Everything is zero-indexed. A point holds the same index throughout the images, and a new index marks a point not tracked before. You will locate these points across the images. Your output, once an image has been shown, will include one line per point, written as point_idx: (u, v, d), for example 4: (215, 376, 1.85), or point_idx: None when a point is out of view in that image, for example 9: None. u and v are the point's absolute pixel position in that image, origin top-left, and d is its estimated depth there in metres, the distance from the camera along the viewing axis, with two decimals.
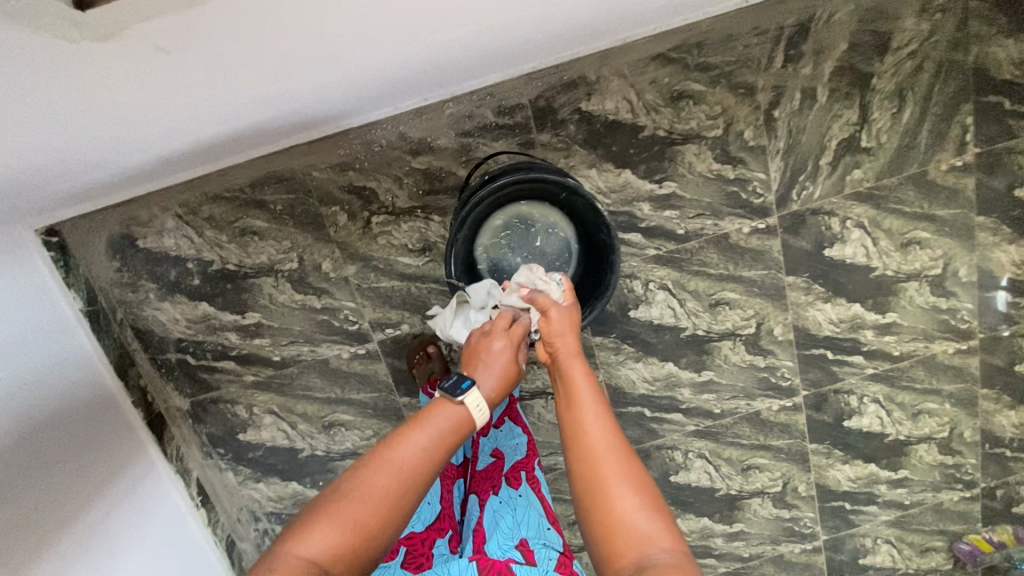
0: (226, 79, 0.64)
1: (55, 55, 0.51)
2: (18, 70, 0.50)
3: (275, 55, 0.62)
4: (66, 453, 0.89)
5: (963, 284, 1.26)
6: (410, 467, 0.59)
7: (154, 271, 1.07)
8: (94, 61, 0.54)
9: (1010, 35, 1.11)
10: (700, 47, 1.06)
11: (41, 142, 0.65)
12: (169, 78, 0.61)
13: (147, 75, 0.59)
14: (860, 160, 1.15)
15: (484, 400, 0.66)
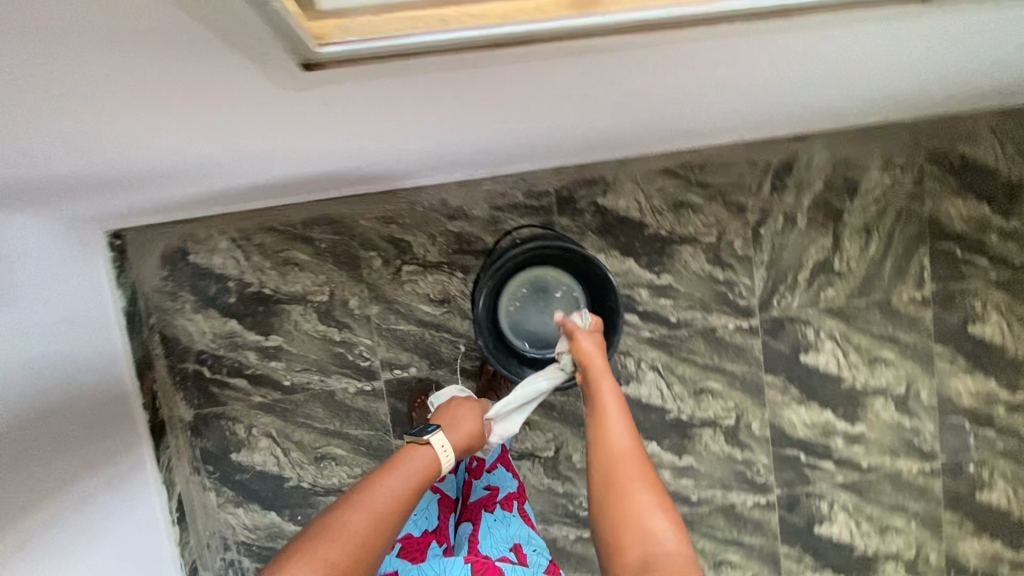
0: (328, 136, 0.78)
1: (212, 104, 0.65)
2: (185, 107, 0.64)
3: (373, 125, 0.78)
4: (79, 449, 0.92)
5: (924, 406, 1.38)
6: (384, 507, 0.67)
7: (196, 285, 1.17)
8: (237, 111, 0.68)
9: (958, 197, 1.33)
10: (702, 168, 1.26)
11: (163, 162, 0.78)
12: (287, 131, 0.75)
13: (272, 126, 0.73)
14: (833, 280, 1.32)
15: (453, 448, 0.79)
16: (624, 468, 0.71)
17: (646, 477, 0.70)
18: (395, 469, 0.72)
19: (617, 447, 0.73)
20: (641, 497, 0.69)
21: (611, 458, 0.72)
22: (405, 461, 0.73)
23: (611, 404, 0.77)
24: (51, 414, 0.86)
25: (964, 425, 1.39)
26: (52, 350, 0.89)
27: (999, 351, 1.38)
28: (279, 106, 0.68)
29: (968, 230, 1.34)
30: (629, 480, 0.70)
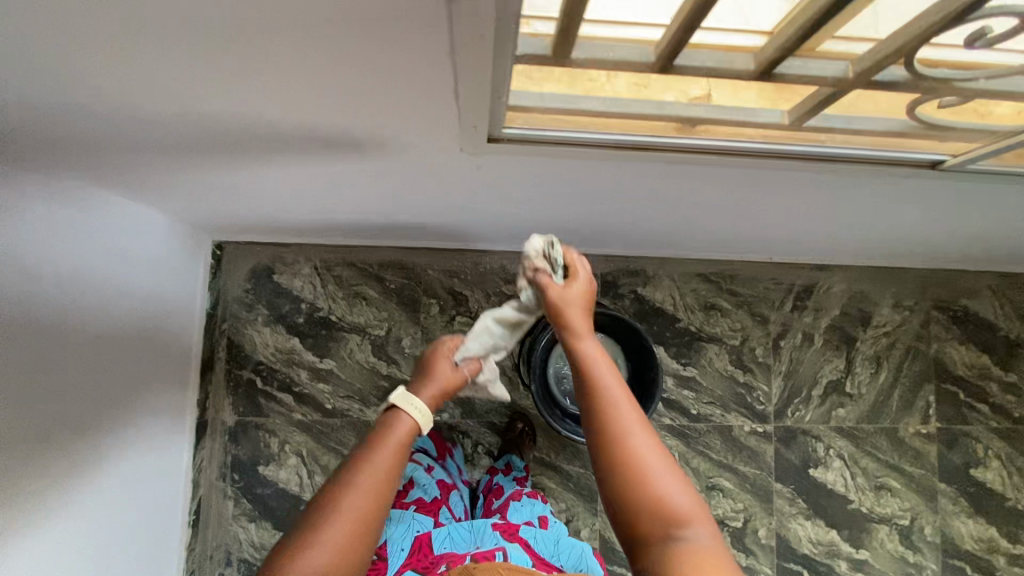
0: (441, 200, 0.94)
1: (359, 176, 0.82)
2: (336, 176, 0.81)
3: (480, 200, 0.93)
4: (123, 422, 1.00)
5: (928, 543, 1.40)
6: (384, 470, 0.65)
7: (272, 301, 1.29)
8: (376, 180, 0.85)
9: (961, 343, 1.46)
10: (733, 278, 1.41)
11: (302, 197, 0.94)
12: (410, 192, 0.91)
13: (399, 189, 0.88)
14: (844, 401, 1.41)
15: (421, 404, 0.73)
16: (632, 440, 0.62)
17: (654, 442, 0.63)
18: (375, 453, 0.66)
19: (620, 419, 0.63)
20: (655, 468, 0.60)
21: (618, 431, 0.62)
22: (384, 441, 0.68)
23: (606, 369, 0.67)
24: (105, 381, 0.94)
25: (966, 570, 1.40)
26: (130, 323, 1.00)
27: (1001, 500, 1.43)
28: (409, 182, 0.84)
29: (970, 375, 1.46)
30: (639, 452, 0.61)
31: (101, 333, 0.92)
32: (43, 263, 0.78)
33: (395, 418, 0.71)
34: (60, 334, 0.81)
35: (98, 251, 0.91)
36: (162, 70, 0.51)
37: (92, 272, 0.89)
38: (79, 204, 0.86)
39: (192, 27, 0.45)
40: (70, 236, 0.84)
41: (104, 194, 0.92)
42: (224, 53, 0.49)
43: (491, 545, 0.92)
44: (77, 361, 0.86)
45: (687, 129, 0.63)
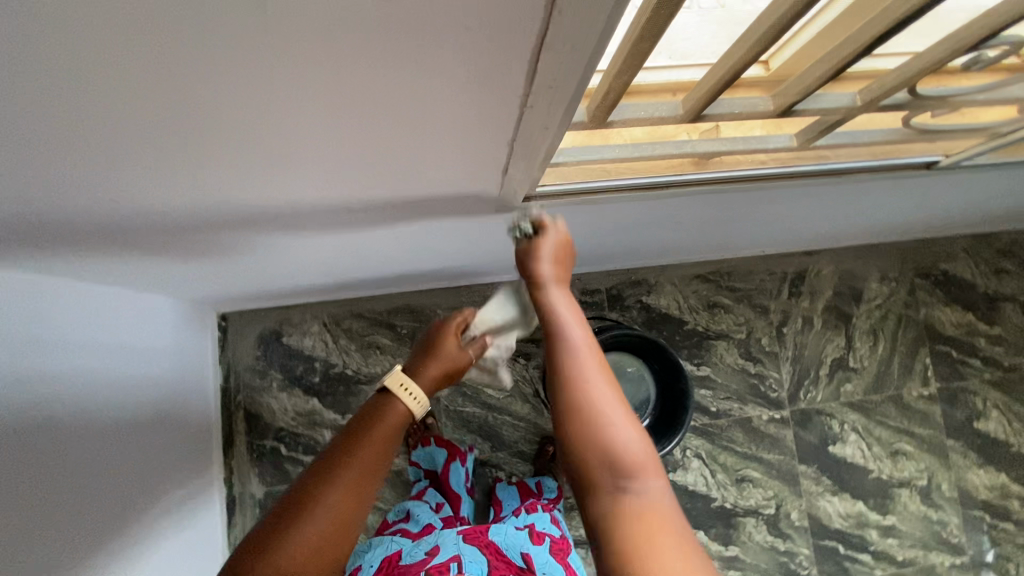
0: (456, 248, 0.96)
1: (378, 243, 0.82)
2: (356, 247, 0.82)
3: (494, 242, 0.95)
4: (162, 516, 0.97)
5: (947, 498, 1.47)
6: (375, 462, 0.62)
7: (285, 365, 1.28)
8: (394, 243, 0.86)
9: (946, 305, 1.54)
10: (730, 275, 1.46)
11: (318, 265, 0.94)
12: (426, 245, 0.92)
13: (415, 245, 0.89)
14: (850, 376, 1.48)
15: (421, 392, 0.70)
16: (587, 385, 0.55)
17: (611, 388, 0.55)
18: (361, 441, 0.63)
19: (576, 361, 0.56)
20: (610, 416, 0.53)
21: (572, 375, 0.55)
22: (368, 427, 0.64)
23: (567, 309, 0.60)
24: (140, 482, 0.91)
25: (986, 519, 1.48)
26: (151, 414, 0.98)
27: (1005, 446, 1.51)
28: (427, 240, 0.85)
29: (960, 334, 1.54)
30: (591, 399, 0.54)
31: (124, 431, 0.89)
32: (65, 375, 0.77)
33: (388, 404, 0.68)
34: (88, 442, 0.79)
35: (110, 351, 0.89)
36: (215, 192, 0.51)
37: (107, 374, 0.87)
38: (87, 306, 0.85)
39: (259, 157, 0.46)
40: (81, 339, 0.82)
41: (109, 292, 0.91)
42: (281, 174, 0.50)
43: (447, 553, 0.86)
44: (109, 464, 0.84)
45: (703, 162, 0.65)
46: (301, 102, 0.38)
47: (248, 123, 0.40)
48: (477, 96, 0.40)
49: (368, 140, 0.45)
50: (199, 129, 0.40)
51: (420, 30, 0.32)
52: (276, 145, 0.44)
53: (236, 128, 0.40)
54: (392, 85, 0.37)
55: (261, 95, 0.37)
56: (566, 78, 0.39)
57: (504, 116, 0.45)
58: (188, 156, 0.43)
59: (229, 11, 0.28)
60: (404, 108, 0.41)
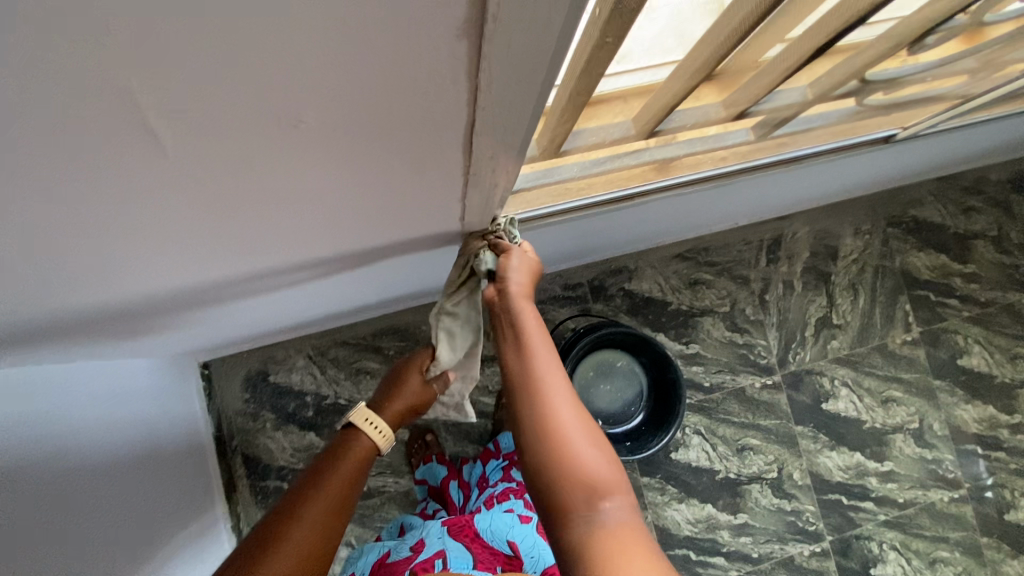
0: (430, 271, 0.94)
1: (349, 283, 0.81)
2: (327, 289, 0.81)
3: None
4: None
5: (939, 437, 1.52)
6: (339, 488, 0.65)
7: (276, 403, 1.26)
8: (365, 281, 0.84)
9: (920, 250, 1.57)
10: (707, 250, 1.47)
11: (292, 309, 0.92)
12: (398, 275, 0.90)
13: (387, 277, 0.87)
14: (835, 333, 1.50)
15: (384, 425, 0.74)
16: (558, 408, 0.59)
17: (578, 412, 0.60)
18: (328, 477, 0.66)
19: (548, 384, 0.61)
20: (578, 436, 0.57)
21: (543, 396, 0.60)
22: (334, 462, 0.68)
23: (536, 329, 0.64)
24: (147, 547, 0.91)
25: (979, 451, 1.53)
26: (147, 477, 0.97)
27: (989, 378, 1.56)
28: (399, 271, 0.84)
29: (936, 277, 1.57)
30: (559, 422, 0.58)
31: (123, 504, 0.89)
32: (53, 461, 0.75)
33: (353, 441, 0.72)
34: (87, 524, 0.79)
35: (96, 426, 0.88)
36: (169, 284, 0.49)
37: (94, 449, 0.86)
38: (63, 386, 0.83)
39: (205, 258, 0.43)
40: (64, 420, 0.81)
41: (82, 366, 0.89)
42: (231, 264, 0.47)
43: (433, 547, 0.88)
44: (113, 539, 0.84)
45: (664, 168, 0.65)
46: (233, 215, 0.36)
47: (182, 239, 0.38)
48: (416, 176, 0.38)
49: (316, 226, 0.43)
50: (131, 252, 0.37)
51: (338, 139, 0.30)
52: (218, 248, 0.42)
53: (169, 244, 0.38)
54: (322, 184, 0.35)
55: (186, 218, 0.34)
56: (506, 142, 0.37)
57: (449, 185, 0.42)
58: (129, 270, 0.41)
59: (129, 170, 0.26)
60: (344, 199, 0.39)
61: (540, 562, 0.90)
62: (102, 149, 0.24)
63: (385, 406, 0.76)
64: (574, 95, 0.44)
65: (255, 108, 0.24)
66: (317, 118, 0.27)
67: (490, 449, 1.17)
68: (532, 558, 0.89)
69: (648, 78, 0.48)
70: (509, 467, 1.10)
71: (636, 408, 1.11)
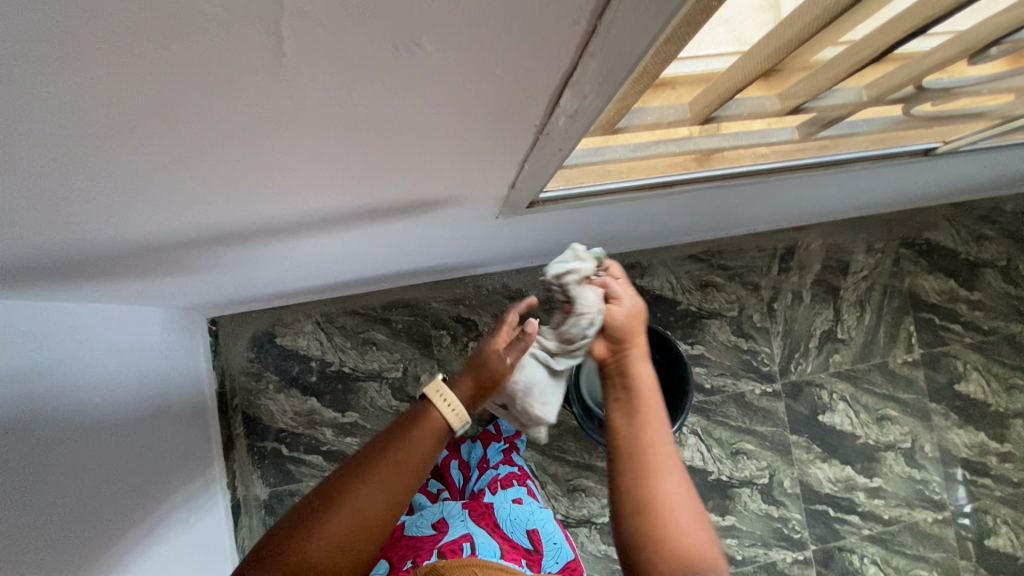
0: (451, 247, 0.94)
1: (373, 247, 0.80)
2: (352, 253, 0.81)
3: (490, 240, 0.93)
4: (162, 527, 0.95)
5: (929, 458, 1.54)
6: (403, 473, 0.64)
7: (280, 365, 1.26)
8: (389, 246, 0.83)
9: (929, 274, 1.58)
10: (721, 254, 1.47)
11: (310, 269, 0.92)
12: (421, 246, 0.90)
13: (410, 246, 0.87)
14: (838, 347, 1.51)
15: (458, 401, 0.69)
16: (673, 479, 0.65)
17: (676, 463, 0.67)
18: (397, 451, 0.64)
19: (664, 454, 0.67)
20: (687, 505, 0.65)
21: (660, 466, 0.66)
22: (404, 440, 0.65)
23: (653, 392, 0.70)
24: (146, 492, 0.92)
25: (966, 476, 1.55)
26: (148, 424, 0.97)
27: (983, 406, 1.58)
28: (423, 241, 0.83)
29: (942, 301, 1.58)
30: (667, 496, 0.64)
31: (125, 451, 0.89)
32: (59, 397, 0.75)
33: (427, 414, 0.68)
34: (92, 464, 0.79)
35: (104, 366, 0.87)
36: (210, 221, 0.49)
37: (98, 389, 0.85)
38: (73, 323, 0.82)
39: (257, 189, 0.44)
40: (70, 359, 0.80)
41: (93, 307, 0.88)
42: (278, 201, 0.47)
43: (459, 531, 0.89)
44: (116, 483, 0.84)
45: (705, 159, 0.65)
46: (308, 142, 0.36)
47: (252, 161, 0.38)
48: (493, 118, 0.39)
49: (381, 165, 0.44)
50: (195, 171, 0.37)
51: (442, 71, 0.30)
52: (280, 177, 0.42)
53: (237, 167, 0.38)
54: (405, 117, 0.36)
55: (268, 139, 0.35)
56: (585, 99, 0.37)
57: (517, 130, 0.42)
58: (184, 194, 0.41)
59: (240, 74, 0.26)
60: (416, 137, 0.39)
61: (559, 550, 0.95)
62: (227, 49, 0.24)
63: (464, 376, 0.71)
64: (641, 76, 0.43)
65: (385, 24, 0.25)
66: (434, 46, 0.27)
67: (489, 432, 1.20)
68: (552, 546, 0.95)
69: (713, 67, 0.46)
70: (510, 451, 1.15)
71: None
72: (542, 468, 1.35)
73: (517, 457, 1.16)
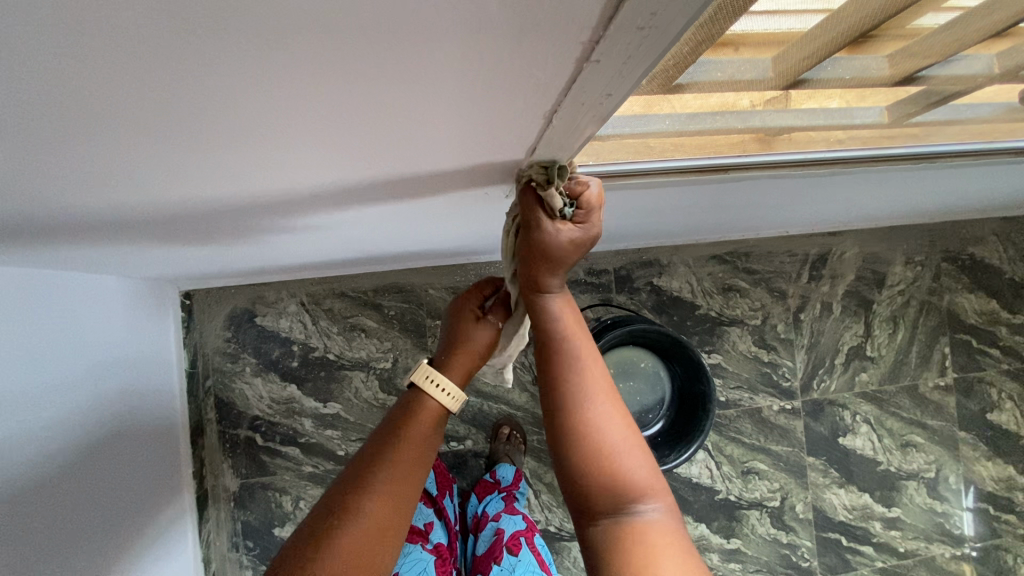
0: (451, 232, 0.82)
1: (357, 230, 0.69)
2: (332, 236, 0.70)
3: (495, 226, 0.81)
4: (116, 520, 0.85)
5: (953, 490, 1.43)
6: (404, 463, 0.54)
7: (258, 347, 1.16)
8: (375, 230, 0.71)
9: (971, 292, 1.45)
10: (747, 256, 1.35)
11: (290, 250, 0.80)
12: (413, 232, 0.78)
13: (400, 231, 0.76)
14: (866, 365, 1.39)
15: (453, 385, 0.60)
16: (626, 460, 0.52)
17: (627, 437, 0.53)
18: (392, 456, 0.54)
19: (610, 441, 0.52)
20: (643, 480, 0.52)
21: (605, 455, 0.52)
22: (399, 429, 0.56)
23: (595, 362, 0.55)
24: (97, 484, 0.82)
25: (990, 511, 1.44)
26: (106, 405, 0.86)
27: (1014, 438, 1.47)
28: (418, 226, 0.71)
29: (982, 323, 1.46)
30: (617, 477, 0.51)
31: (77, 437, 0.78)
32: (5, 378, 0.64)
33: (417, 405, 0.58)
34: (35, 453, 0.69)
35: (61, 339, 0.77)
36: (137, 180, 0.38)
37: (54, 365, 0.75)
38: (31, 296, 0.71)
39: (186, 141, 0.32)
40: (22, 340, 0.68)
41: (53, 275, 0.77)
42: (223, 156, 0.35)
43: None
44: (66, 472, 0.74)
45: (768, 140, 0.53)
46: (221, 63, 0.23)
47: (127, 84, 0.23)
48: (515, 43, 0.24)
49: (342, 110, 0.30)
50: (57, 102, 0.24)
51: None
52: (187, 115, 0.28)
53: (106, 94, 0.24)
54: (370, 18, 0.21)
55: (129, 40, 0.20)
56: (670, 22, 0.24)
57: (548, 74, 0.28)
58: (77, 144, 0.29)
59: None
60: (390, 64, 0.25)
61: None
62: None
63: (450, 358, 0.61)
64: None
65: None
66: None
67: (488, 481, 1.15)
68: None
69: (796, 25, 0.38)
70: (511, 500, 1.09)
71: (654, 416, 1.03)
72: (536, 476, 1.24)
73: (517, 504, 1.10)
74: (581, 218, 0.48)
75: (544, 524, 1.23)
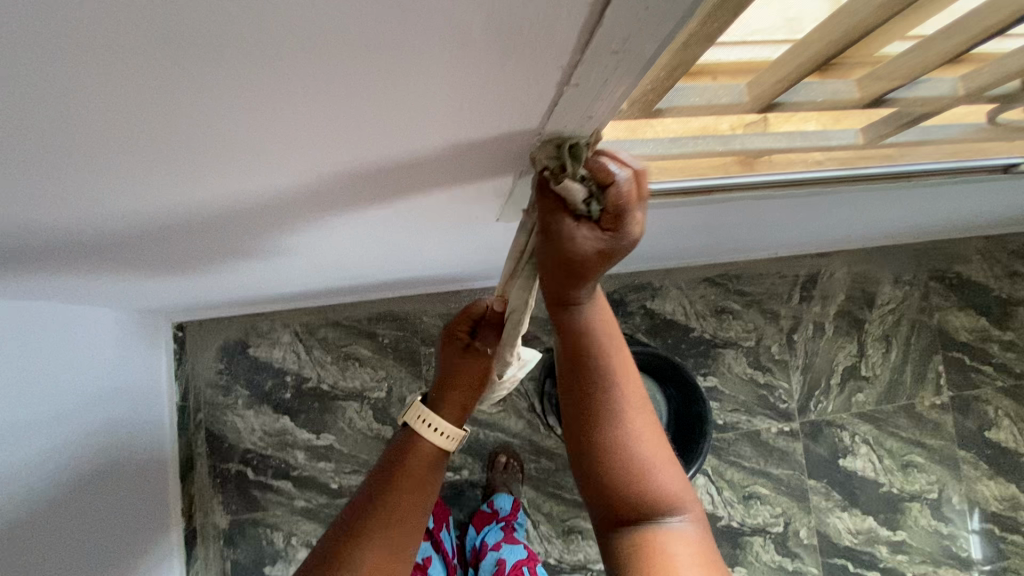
0: (443, 259, 0.83)
1: (351, 255, 0.69)
2: (325, 262, 0.70)
3: (487, 251, 0.82)
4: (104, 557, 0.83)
5: (957, 511, 1.41)
6: (400, 506, 0.54)
7: (251, 378, 1.14)
8: (368, 256, 0.72)
9: (960, 310, 1.47)
10: (738, 278, 1.36)
11: (284, 278, 0.81)
12: (405, 258, 0.79)
13: (393, 258, 0.76)
14: (862, 385, 1.39)
15: (445, 422, 0.59)
16: (654, 473, 0.52)
17: (654, 448, 0.53)
18: (389, 500, 0.54)
19: (637, 451, 0.52)
20: (671, 490, 0.52)
21: (634, 469, 0.51)
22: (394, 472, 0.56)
23: (628, 374, 0.53)
24: (88, 520, 0.80)
25: (995, 532, 1.42)
26: (96, 439, 0.85)
27: (1015, 456, 1.46)
28: (412, 251, 0.72)
29: (973, 340, 1.47)
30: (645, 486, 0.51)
31: (64, 469, 0.76)
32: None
33: (411, 448, 0.58)
34: (22, 488, 0.67)
35: (53, 372, 0.76)
36: (140, 202, 0.39)
37: (47, 398, 0.74)
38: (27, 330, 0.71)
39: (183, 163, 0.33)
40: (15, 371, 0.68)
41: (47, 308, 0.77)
42: (223, 177, 0.37)
43: None
44: (55, 508, 0.73)
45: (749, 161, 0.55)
46: (221, 81, 0.24)
47: (131, 103, 0.25)
48: (500, 67, 0.26)
49: (336, 129, 0.31)
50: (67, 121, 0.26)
51: None
52: (182, 132, 0.28)
53: (112, 113, 0.25)
54: (361, 40, 0.22)
55: (132, 59, 0.21)
56: (642, 47, 0.25)
57: (533, 97, 0.29)
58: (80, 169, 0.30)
59: None
60: (383, 85, 0.26)
61: None
62: None
63: (440, 396, 0.61)
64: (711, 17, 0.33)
65: None
66: None
67: (485, 512, 1.12)
68: None
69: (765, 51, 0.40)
70: (510, 530, 1.07)
71: None
72: (536, 506, 1.22)
73: (516, 534, 1.08)
74: (611, 221, 0.40)
75: (544, 556, 1.20)
